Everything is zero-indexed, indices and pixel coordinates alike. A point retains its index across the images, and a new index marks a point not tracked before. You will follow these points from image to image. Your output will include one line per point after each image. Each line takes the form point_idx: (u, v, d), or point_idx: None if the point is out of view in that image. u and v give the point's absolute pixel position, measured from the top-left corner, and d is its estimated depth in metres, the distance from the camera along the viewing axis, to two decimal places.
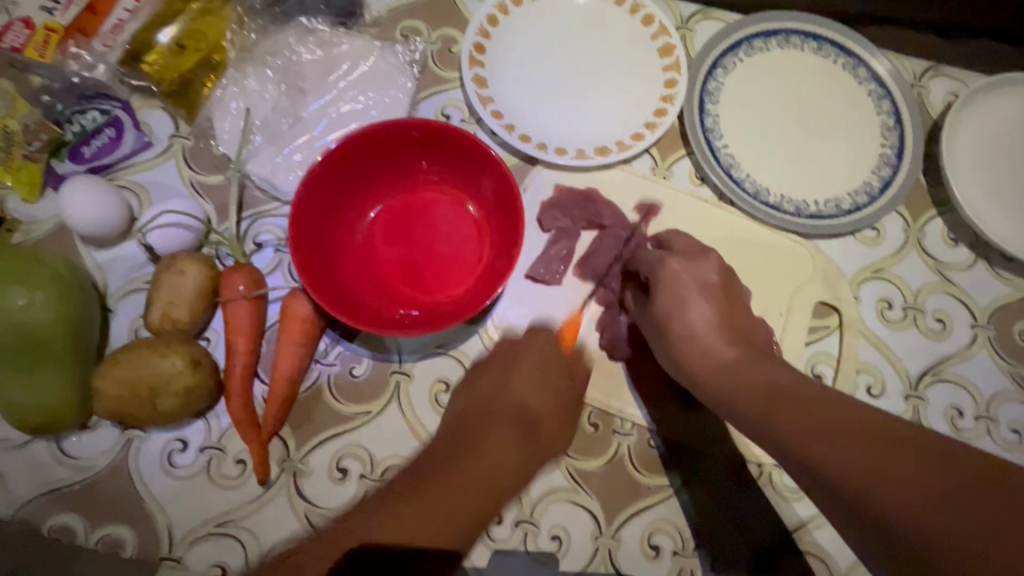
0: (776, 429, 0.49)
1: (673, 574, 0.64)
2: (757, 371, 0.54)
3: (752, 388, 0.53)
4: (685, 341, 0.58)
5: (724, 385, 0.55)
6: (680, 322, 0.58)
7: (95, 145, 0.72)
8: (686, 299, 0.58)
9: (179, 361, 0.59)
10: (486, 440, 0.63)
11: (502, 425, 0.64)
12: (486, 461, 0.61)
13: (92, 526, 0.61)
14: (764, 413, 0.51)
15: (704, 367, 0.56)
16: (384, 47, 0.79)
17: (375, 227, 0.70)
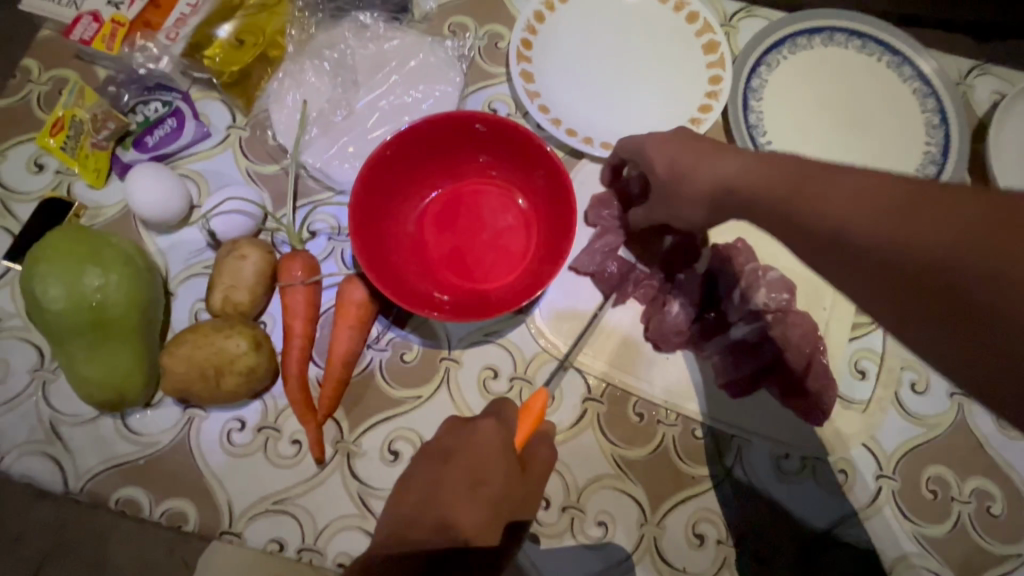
0: (846, 219, 0.43)
1: (717, 563, 0.65)
2: (830, 178, 0.46)
3: (822, 189, 0.46)
4: (705, 169, 0.55)
5: (777, 196, 0.49)
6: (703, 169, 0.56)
7: (158, 135, 0.75)
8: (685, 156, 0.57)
9: (243, 342, 0.61)
10: (464, 464, 0.54)
11: (481, 446, 0.55)
12: (465, 495, 0.53)
13: (156, 500, 0.63)
14: (832, 209, 0.45)
15: (745, 182, 0.52)
16: (434, 43, 0.80)
17: (425, 216, 0.72)
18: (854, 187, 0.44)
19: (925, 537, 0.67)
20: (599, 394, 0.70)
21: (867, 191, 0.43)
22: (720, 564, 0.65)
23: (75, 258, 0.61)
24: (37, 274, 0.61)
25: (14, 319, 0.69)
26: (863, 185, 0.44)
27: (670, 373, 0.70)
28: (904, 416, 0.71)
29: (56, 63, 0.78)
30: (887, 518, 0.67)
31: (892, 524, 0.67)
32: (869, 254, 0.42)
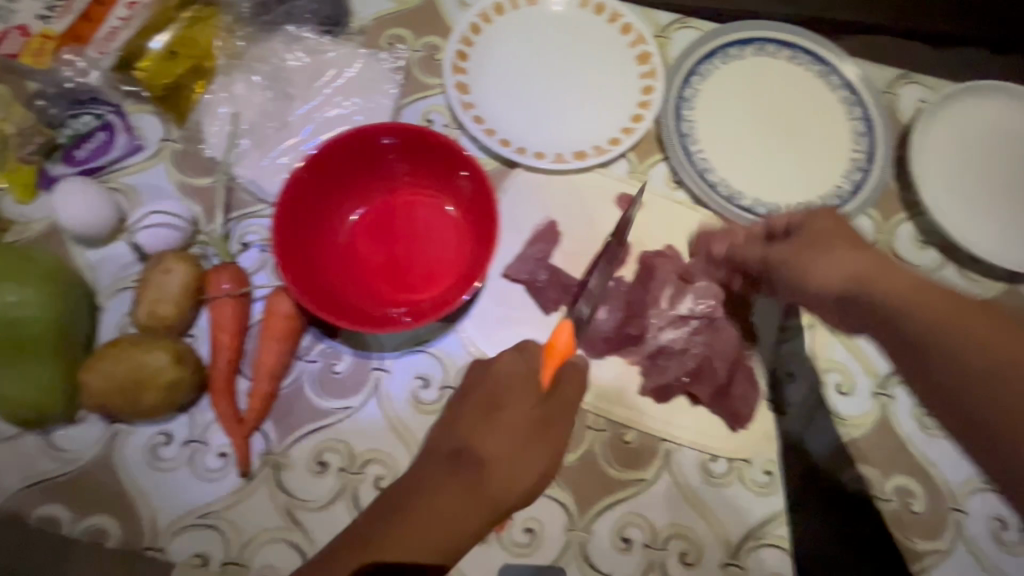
0: (948, 344, 0.49)
1: (643, 566, 0.66)
2: (966, 300, 0.51)
3: (951, 311, 0.50)
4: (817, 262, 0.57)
5: (885, 300, 0.53)
6: (825, 250, 0.58)
7: (87, 148, 0.75)
8: (840, 231, 0.59)
9: (163, 356, 0.61)
10: (477, 399, 0.63)
11: (509, 383, 0.63)
12: (490, 423, 0.61)
13: (78, 517, 0.63)
14: (948, 331, 0.49)
15: (840, 290, 0.56)
16: (370, 55, 0.81)
17: (357, 228, 0.72)
18: (989, 327, 0.49)
19: (849, 536, 0.68)
20: None
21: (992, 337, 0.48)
22: (647, 567, 0.66)
23: None
24: None
25: None
26: (996, 329, 0.48)
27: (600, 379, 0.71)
28: (828, 418, 0.72)
29: None
30: (812, 518, 0.68)
31: (817, 525, 0.68)
32: (954, 386, 0.48)
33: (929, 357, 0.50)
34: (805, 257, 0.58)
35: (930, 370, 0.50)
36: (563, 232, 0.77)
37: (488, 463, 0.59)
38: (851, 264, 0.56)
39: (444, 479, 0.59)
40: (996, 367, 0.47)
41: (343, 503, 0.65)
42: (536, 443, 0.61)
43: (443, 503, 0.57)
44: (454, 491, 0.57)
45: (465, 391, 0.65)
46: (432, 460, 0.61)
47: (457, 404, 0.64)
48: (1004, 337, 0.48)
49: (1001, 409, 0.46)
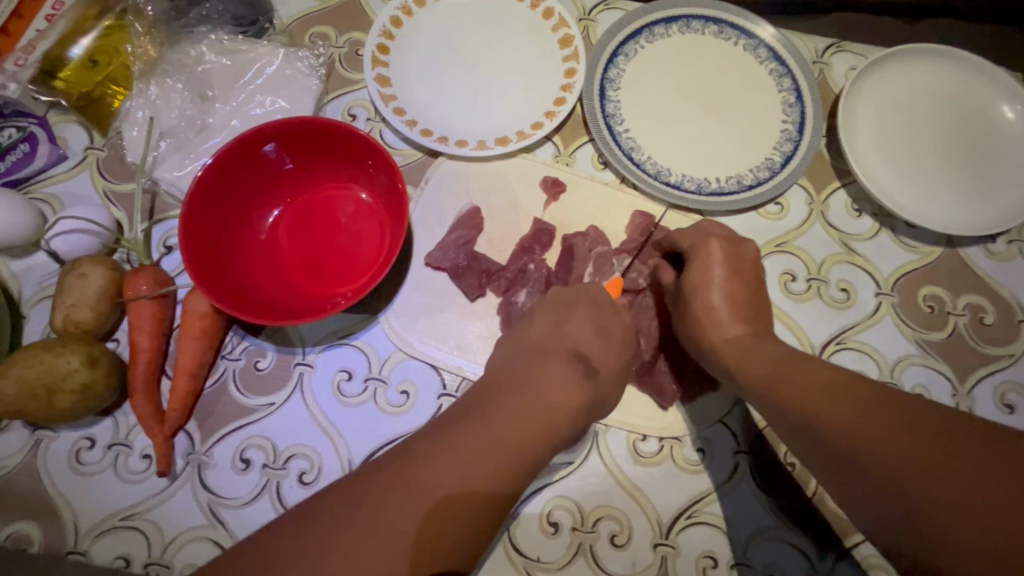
0: (807, 405, 0.52)
1: (571, 550, 0.65)
2: (817, 365, 0.55)
3: (801, 374, 0.55)
4: (706, 317, 0.63)
5: (757, 372, 0.58)
6: (702, 299, 0.63)
7: (10, 160, 0.75)
8: (717, 276, 0.63)
9: (74, 359, 0.61)
10: (587, 313, 0.63)
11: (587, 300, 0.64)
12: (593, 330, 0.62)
13: (0, 524, 0.63)
14: (804, 396, 0.52)
15: (729, 356, 0.61)
16: (289, 53, 0.81)
17: (277, 225, 0.72)
18: (841, 384, 0.52)
19: (784, 511, 0.67)
20: (454, 389, 0.70)
21: (849, 394, 0.50)
22: (576, 550, 0.65)
23: None
24: None
25: None
26: (847, 386, 0.51)
27: None
28: None
29: None
30: (747, 491, 0.67)
31: (751, 499, 0.67)
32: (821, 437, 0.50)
33: (803, 415, 0.52)
34: (698, 313, 0.64)
35: (805, 429, 0.52)
36: (487, 220, 0.77)
37: (601, 367, 0.60)
38: (728, 332, 0.62)
39: (568, 370, 0.58)
40: (854, 417, 0.48)
41: (267, 499, 0.65)
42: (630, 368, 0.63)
43: (546, 400, 0.55)
44: (571, 388, 0.57)
45: (555, 306, 0.65)
46: (536, 353, 0.60)
47: (562, 313, 0.64)
48: (852, 394, 0.50)
49: (840, 461, 0.48)
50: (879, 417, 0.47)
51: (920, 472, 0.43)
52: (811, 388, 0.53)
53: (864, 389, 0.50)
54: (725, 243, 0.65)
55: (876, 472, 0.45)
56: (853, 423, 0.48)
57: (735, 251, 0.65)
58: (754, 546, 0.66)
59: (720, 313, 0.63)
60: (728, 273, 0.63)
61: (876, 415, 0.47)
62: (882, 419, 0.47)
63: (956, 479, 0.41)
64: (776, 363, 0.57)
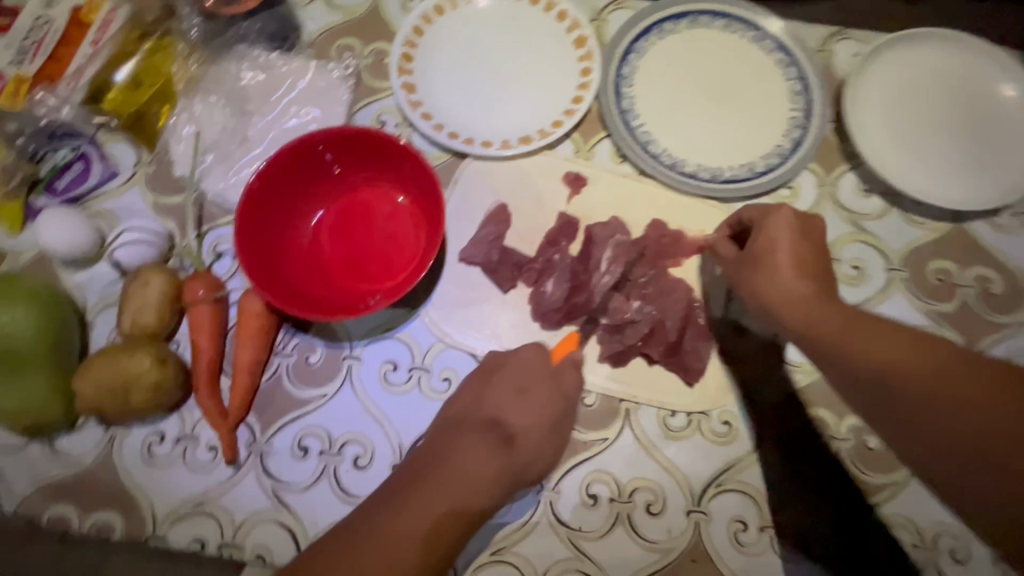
0: (891, 370, 0.53)
1: (611, 519, 0.70)
2: (892, 327, 0.57)
3: (879, 337, 0.56)
4: (771, 278, 0.64)
5: (830, 331, 0.58)
6: (768, 262, 0.65)
7: (66, 179, 0.81)
8: (780, 240, 0.65)
9: (147, 360, 0.66)
10: (505, 380, 0.67)
11: (521, 370, 0.67)
12: (513, 402, 0.66)
13: (84, 514, 0.68)
14: (887, 361, 0.54)
15: (799, 313, 0.61)
16: (320, 66, 0.86)
17: (319, 228, 0.77)
18: (921, 350, 0.54)
19: (808, 476, 0.71)
20: None
21: (934, 363, 0.52)
22: (615, 519, 0.70)
23: None
24: None
25: None
26: (929, 353, 0.53)
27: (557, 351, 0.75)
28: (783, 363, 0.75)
29: None
30: (772, 459, 0.72)
31: (775, 467, 0.72)
32: (908, 402, 0.52)
33: (885, 379, 0.53)
34: (762, 275, 0.65)
35: (887, 394, 0.53)
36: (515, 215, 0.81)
37: (518, 434, 0.65)
38: (798, 290, 0.62)
39: (479, 448, 0.63)
40: (946, 390, 0.50)
41: (326, 483, 0.70)
42: (557, 431, 0.67)
43: (467, 478, 0.61)
44: (483, 464, 0.62)
45: (484, 372, 0.69)
46: (460, 432, 0.65)
47: (485, 381, 0.68)
48: (940, 364, 0.52)
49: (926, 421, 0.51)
50: (967, 390, 0.50)
51: (1019, 447, 0.46)
52: (893, 353, 0.54)
53: (946, 356, 0.52)
54: (767, 211, 0.67)
55: (964, 443, 0.49)
56: (944, 392, 0.50)
57: (797, 216, 0.66)
58: (782, 509, 0.70)
59: (783, 273, 0.64)
60: (794, 237, 0.65)
61: (966, 386, 0.50)
62: (974, 392, 0.49)
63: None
64: (853, 323, 0.58)
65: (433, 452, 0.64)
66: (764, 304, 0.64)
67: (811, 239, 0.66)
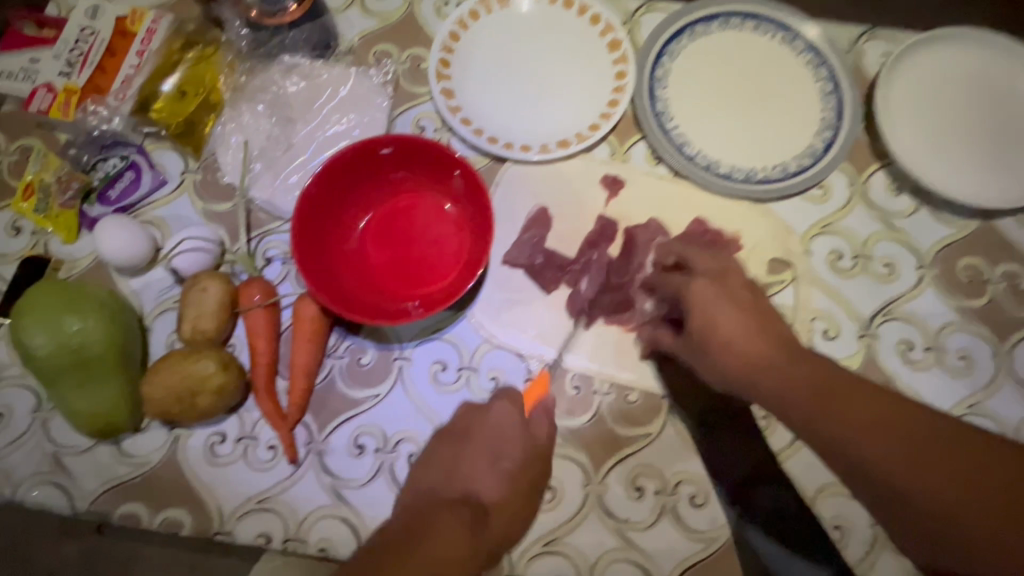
0: (866, 449, 0.54)
1: (656, 511, 0.73)
2: (851, 386, 0.56)
3: (846, 405, 0.55)
4: (727, 352, 0.60)
5: (798, 409, 0.56)
6: (718, 338, 0.60)
7: (118, 188, 0.83)
8: (717, 314, 0.61)
9: (211, 364, 0.69)
10: (480, 452, 0.68)
11: (478, 425, 0.70)
12: (484, 467, 0.67)
13: (154, 511, 0.72)
14: (862, 438, 0.54)
15: (766, 384, 0.58)
16: (360, 73, 0.88)
17: (366, 234, 0.79)
18: (884, 417, 0.55)
19: None
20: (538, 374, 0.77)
21: (899, 434, 0.54)
22: (660, 511, 0.73)
23: (56, 306, 0.68)
24: (23, 326, 0.68)
25: (10, 368, 0.77)
26: (892, 420, 0.54)
27: (599, 350, 0.78)
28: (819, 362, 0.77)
29: (20, 133, 0.85)
30: (809, 452, 0.75)
31: (812, 459, 0.75)
32: (883, 480, 0.53)
33: (861, 457, 0.54)
34: (716, 352, 0.61)
35: (867, 471, 0.54)
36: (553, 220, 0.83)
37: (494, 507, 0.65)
38: (757, 360, 0.59)
39: (455, 519, 0.58)
40: (915, 466, 0.52)
41: (382, 479, 0.73)
42: (530, 490, 0.69)
43: (454, 543, 0.54)
44: (459, 531, 0.56)
45: (454, 435, 0.70)
46: (434, 500, 0.63)
47: (461, 446, 0.69)
48: (906, 435, 0.54)
49: (880, 488, 0.54)
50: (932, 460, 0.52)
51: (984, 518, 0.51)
52: (866, 427, 0.54)
53: (904, 421, 0.54)
54: (708, 279, 0.64)
55: (933, 515, 0.52)
56: (914, 470, 0.52)
57: (718, 282, 0.63)
58: (819, 499, 0.74)
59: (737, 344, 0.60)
60: (731, 305, 0.61)
61: (929, 456, 0.53)
62: (936, 464, 0.52)
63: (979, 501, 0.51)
64: (821, 393, 0.56)
65: (409, 527, 0.56)
66: (727, 377, 0.60)
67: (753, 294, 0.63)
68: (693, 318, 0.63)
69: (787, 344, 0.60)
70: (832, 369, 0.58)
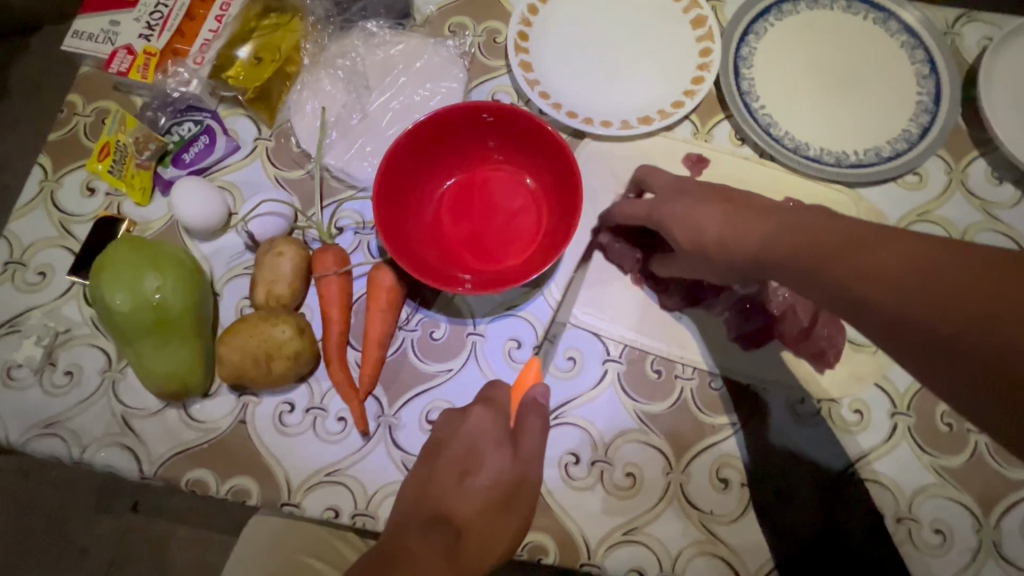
0: (861, 285, 0.46)
1: (742, 503, 0.69)
2: (838, 229, 0.49)
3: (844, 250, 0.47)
4: (711, 244, 0.58)
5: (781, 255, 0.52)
6: (694, 229, 0.59)
7: (193, 151, 0.82)
8: (689, 208, 0.60)
9: (288, 329, 0.67)
10: (450, 461, 0.60)
11: (451, 442, 0.62)
12: (452, 485, 0.58)
13: (221, 479, 0.70)
14: (854, 271, 0.46)
15: (756, 249, 0.54)
16: (437, 44, 0.86)
17: (441, 205, 0.77)
18: (884, 248, 0.46)
19: (943, 468, 0.70)
20: (617, 356, 0.74)
21: (895, 258, 0.45)
22: (746, 504, 0.69)
23: (135, 264, 0.67)
24: (102, 282, 0.67)
25: (81, 327, 0.76)
26: (893, 248, 0.45)
27: (681, 333, 0.74)
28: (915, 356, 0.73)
29: (97, 95, 0.85)
30: (906, 450, 0.70)
31: (909, 457, 0.70)
32: (883, 316, 0.44)
33: (855, 294, 0.46)
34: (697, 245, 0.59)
35: (862, 306, 0.46)
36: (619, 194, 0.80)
37: (475, 526, 0.55)
38: (746, 232, 0.55)
39: (431, 540, 0.51)
40: (906, 287, 0.43)
41: None
42: (509, 510, 0.58)
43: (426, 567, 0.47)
44: (442, 558, 0.49)
45: (428, 454, 0.63)
46: (407, 529, 0.52)
47: (425, 476, 0.60)
48: (902, 258, 0.44)
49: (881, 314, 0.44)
50: (931, 278, 0.42)
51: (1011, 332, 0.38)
52: (858, 260, 0.46)
53: (906, 247, 0.45)
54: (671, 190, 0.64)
55: (957, 344, 0.40)
56: (912, 290, 0.43)
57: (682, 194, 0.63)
58: (918, 501, 0.69)
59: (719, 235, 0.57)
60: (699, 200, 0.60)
61: (930, 273, 0.42)
62: (944, 278, 0.42)
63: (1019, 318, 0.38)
64: (804, 243, 0.50)
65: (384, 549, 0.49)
66: (722, 261, 0.58)
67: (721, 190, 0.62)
68: (665, 221, 0.62)
69: (777, 208, 0.56)
70: (827, 216, 0.52)
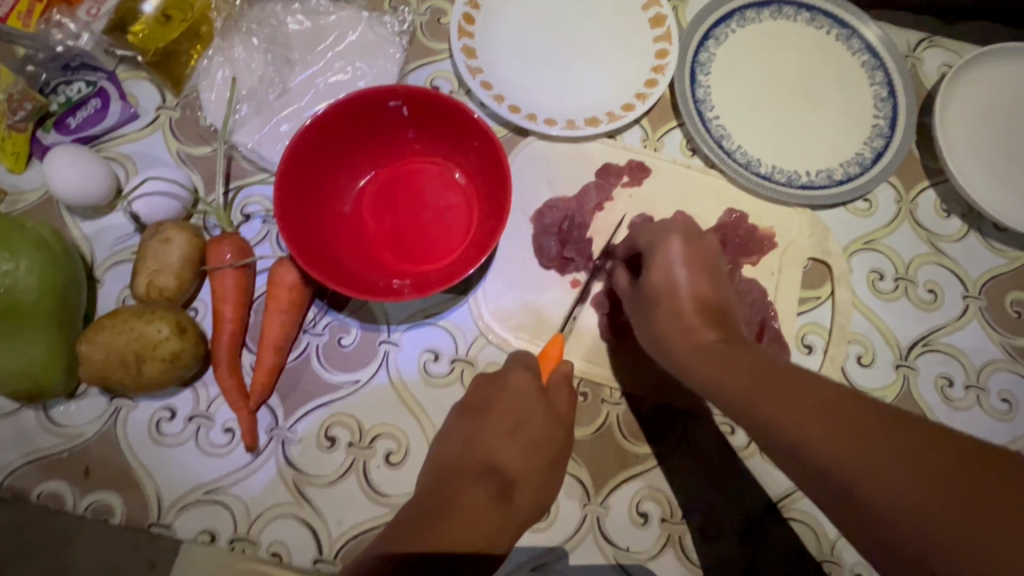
0: (787, 424, 0.45)
1: (661, 540, 0.65)
2: (787, 371, 0.49)
3: (779, 387, 0.47)
4: (674, 325, 0.56)
5: (722, 377, 0.51)
6: (669, 301, 0.57)
7: (81, 116, 0.72)
8: (681, 278, 0.58)
9: (164, 327, 0.59)
10: (502, 416, 0.56)
11: (521, 407, 0.57)
12: (494, 422, 0.56)
13: (81, 492, 0.61)
14: (781, 409, 0.45)
15: (696, 362, 0.53)
16: (372, 19, 0.77)
17: (362, 199, 0.70)
18: (813, 397, 0.45)
19: None
20: None
21: (832, 418, 0.43)
22: (665, 541, 0.65)
23: None
24: None
25: None
26: (825, 400, 0.44)
27: (611, 356, 0.69)
28: None
29: None
30: None
31: None
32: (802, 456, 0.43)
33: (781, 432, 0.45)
34: (663, 319, 0.57)
35: (816, 476, 0.43)
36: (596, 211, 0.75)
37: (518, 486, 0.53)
38: (706, 342, 0.54)
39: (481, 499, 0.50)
40: (838, 440, 0.41)
41: (354, 478, 0.64)
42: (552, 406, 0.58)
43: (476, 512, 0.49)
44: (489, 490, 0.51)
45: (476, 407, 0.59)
46: (454, 469, 0.53)
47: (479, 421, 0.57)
48: (830, 406, 0.44)
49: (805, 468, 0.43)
50: (862, 438, 0.41)
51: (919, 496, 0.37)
52: (794, 405, 0.45)
53: (851, 408, 0.43)
54: (682, 240, 0.60)
55: (872, 507, 0.39)
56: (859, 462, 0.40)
57: (692, 243, 0.60)
58: (840, 543, 0.66)
59: (687, 318, 0.56)
60: (692, 275, 0.58)
61: (867, 431, 0.41)
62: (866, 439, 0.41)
63: (936, 488, 0.37)
64: (746, 375, 0.49)
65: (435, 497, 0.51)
66: (659, 341, 0.57)
67: (716, 271, 0.60)
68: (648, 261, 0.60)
69: (733, 332, 0.56)
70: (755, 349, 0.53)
